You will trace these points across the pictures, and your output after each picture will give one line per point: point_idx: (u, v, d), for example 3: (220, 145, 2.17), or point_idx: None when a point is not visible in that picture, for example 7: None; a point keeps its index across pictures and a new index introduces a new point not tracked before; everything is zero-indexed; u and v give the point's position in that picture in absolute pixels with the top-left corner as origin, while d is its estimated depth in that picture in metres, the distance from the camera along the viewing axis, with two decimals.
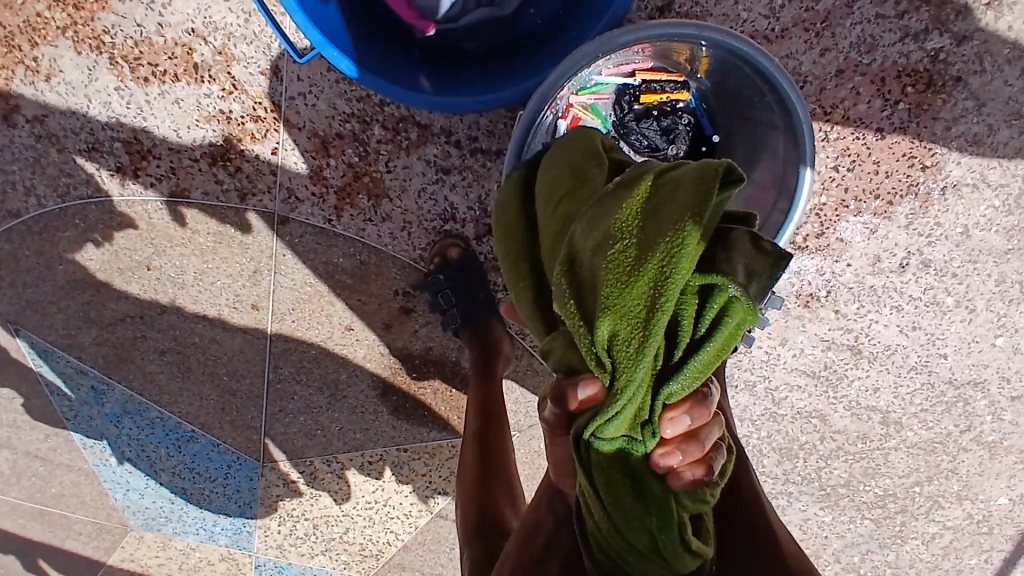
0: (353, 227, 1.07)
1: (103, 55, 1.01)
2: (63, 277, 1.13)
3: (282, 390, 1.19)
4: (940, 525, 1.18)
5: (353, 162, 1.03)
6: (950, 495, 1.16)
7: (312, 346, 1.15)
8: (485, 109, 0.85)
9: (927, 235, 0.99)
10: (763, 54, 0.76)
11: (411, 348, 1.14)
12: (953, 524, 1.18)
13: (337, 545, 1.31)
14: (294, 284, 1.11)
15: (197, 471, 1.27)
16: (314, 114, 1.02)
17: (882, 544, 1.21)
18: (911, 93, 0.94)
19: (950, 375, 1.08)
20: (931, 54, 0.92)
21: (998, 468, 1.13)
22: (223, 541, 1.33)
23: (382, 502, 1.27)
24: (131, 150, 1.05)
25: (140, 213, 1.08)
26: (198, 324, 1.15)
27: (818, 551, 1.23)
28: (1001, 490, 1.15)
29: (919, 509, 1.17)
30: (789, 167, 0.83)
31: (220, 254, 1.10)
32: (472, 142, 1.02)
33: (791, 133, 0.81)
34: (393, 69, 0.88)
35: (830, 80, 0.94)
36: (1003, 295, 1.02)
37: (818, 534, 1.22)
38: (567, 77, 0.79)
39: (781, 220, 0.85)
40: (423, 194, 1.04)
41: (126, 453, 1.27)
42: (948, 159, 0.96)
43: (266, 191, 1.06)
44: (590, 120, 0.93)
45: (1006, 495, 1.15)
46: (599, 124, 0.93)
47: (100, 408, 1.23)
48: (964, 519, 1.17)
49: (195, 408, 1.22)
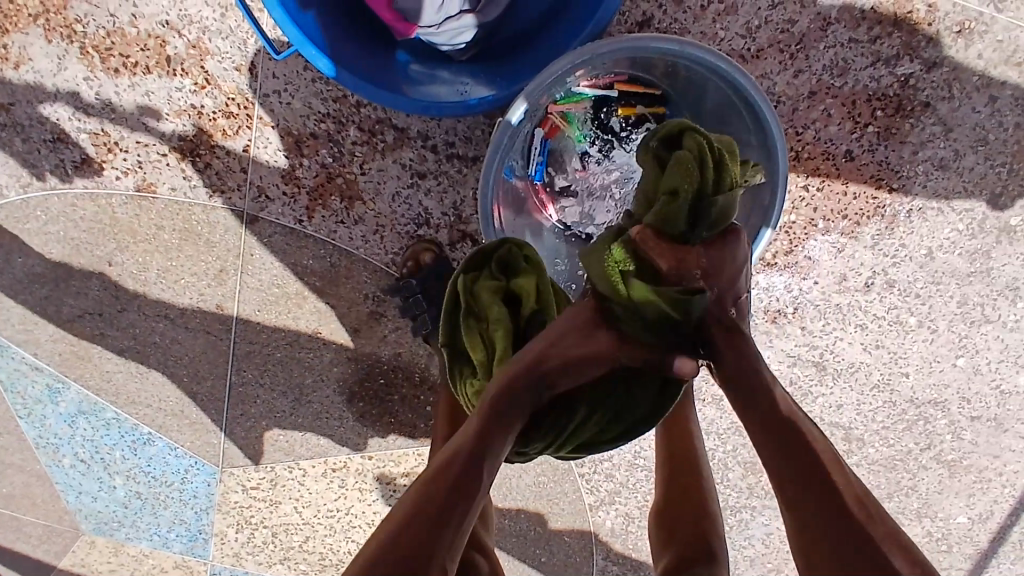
0: (324, 229, 1.05)
1: (73, 44, 0.98)
2: (21, 270, 1.09)
3: (245, 393, 1.16)
4: None
5: (326, 163, 1.02)
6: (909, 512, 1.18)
7: (278, 349, 1.13)
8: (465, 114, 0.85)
9: (892, 256, 1.01)
10: (741, 72, 0.77)
11: (380, 353, 1.13)
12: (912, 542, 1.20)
13: (297, 554, 1.28)
14: (261, 285, 1.08)
15: (154, 475, 1.24)
16: (289, 112, 1.00)
17: None
18: (881, 117, 0.96)
19: (912, 394, 1.10)
20: (901, 79, 0.95)
21: (957, 487, 1.15)
22: (177, 549, 1.29)
23: (344, 510, 1.24)
24: (97, 142, 1.02)
25: (104, 206, 1.05)
26: (161, 323, 1.12)
27: (780, 567, 1.23)
28: (959, 509, 1.17)
29: None
30: (763, 184, 0.85)
31: (186, 251, 1.07)
32: (449, 147, 1.01)
33: (765, 151, 0.82)
34: (371, 70, 0.87)
35: (803, 101, 0.96)
36: (965, 317, 1.05)
37: (780, 550, 1.22)
38: (549, 85, 0.79)
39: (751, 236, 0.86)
40: (397, 198, 1.03)
41: (80, 455, 1.22)
42: (915, 183, 0.99)
43: (236, 189, 1.04)
44: (567, 132, 0.92)
45: (964, 514, 1.17)
46: (576, 137, 0.92)
47: (54, 407, 1.18)
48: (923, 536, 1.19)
49: (154, 410, 1.19)
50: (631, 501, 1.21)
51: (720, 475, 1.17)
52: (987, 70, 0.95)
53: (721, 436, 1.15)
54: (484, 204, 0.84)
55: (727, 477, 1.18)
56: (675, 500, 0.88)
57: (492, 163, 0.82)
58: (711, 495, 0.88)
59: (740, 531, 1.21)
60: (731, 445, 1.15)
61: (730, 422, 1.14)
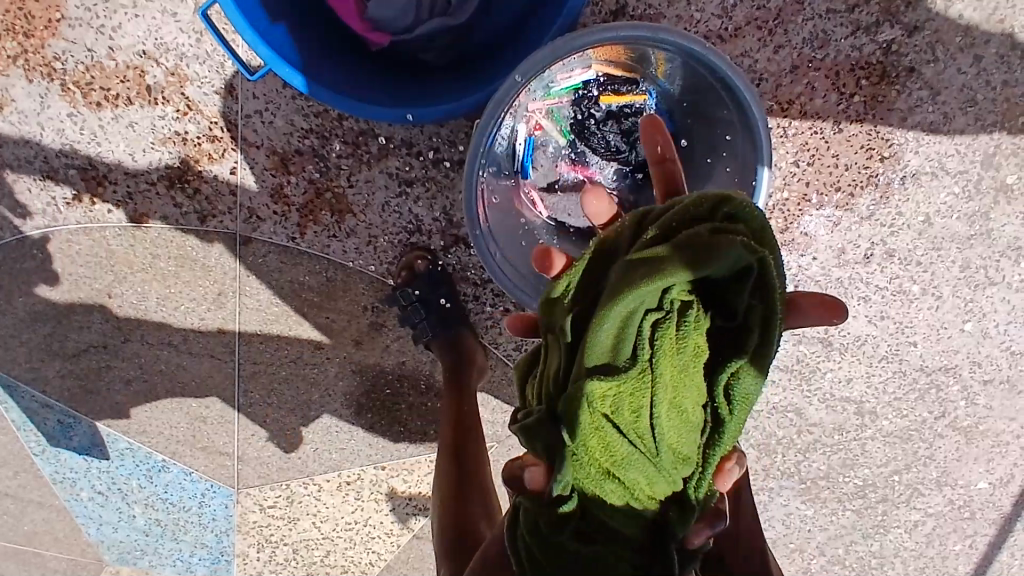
0: (317, 244, 1.05)
1: (55, 83, 0.99)
2: (23, 309, 1.10)
3: (254, 413, 1.17)
4: (921, 512, 1.19)
5: (314, 179, 1.02)
6: (929, 482, 1.17)
7: (282, 367, 1.13)
8: (444, 119, 0.85)
9: (890, 225, 1.00)
10: (714, 53, 0.76)
11: (384, 364, 1.12)
12: (934, 511, 1.19)
13: (319, 569, 1.29)
14: (260, 305, 1.09)
15: (171, 502, 1.25)
16: (272, 131, 1.00)
17: (865, 535, 1.22)
18: (866, 86, 0.95)
19: (921, 362, 1.09)
20: (884, 46, 0.93)
21: (975, 453, 1.14)
22: (201, 572, 1.30)
23: (362, 522, 1.25)
24: (86, 176, 1.02)
25: (99, 240, 1.06)
26: (165, 350, 1.13)
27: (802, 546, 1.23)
28: (980, 475, 1.15)
29: (899, 497, 1.18)
30: (747, 167, 0.84)
31: (183, 278, 1.08)
32: (434, 152, 1.01)
33: (748, 133, 0.81)
34: (345, 85, 0.87)
35: (786, 77, 0.95)
36: (968, 281, 1.03)
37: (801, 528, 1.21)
38: (523, 82, 0.78)
39: None
40: (387, 207, 1.03)
41: (97, 487, 1.24)
42: (906, 150, 0.97)
43: (227, 212, 1.04)
44: (551, 127, 0.93)
45: (985, 479, 1.16)
46: (560, 131, 0.93)
47: (68, 442, 1.20)
48: (944, 505, 1.18)
49: (166, 437, 1.19)
50: None
51: None
52: (970, 29, 0.93)
53: None
54: (467, 203, 0.82)
55: None
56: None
57: (473, 162, 0.80)
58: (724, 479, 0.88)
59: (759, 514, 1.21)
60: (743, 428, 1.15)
61: None
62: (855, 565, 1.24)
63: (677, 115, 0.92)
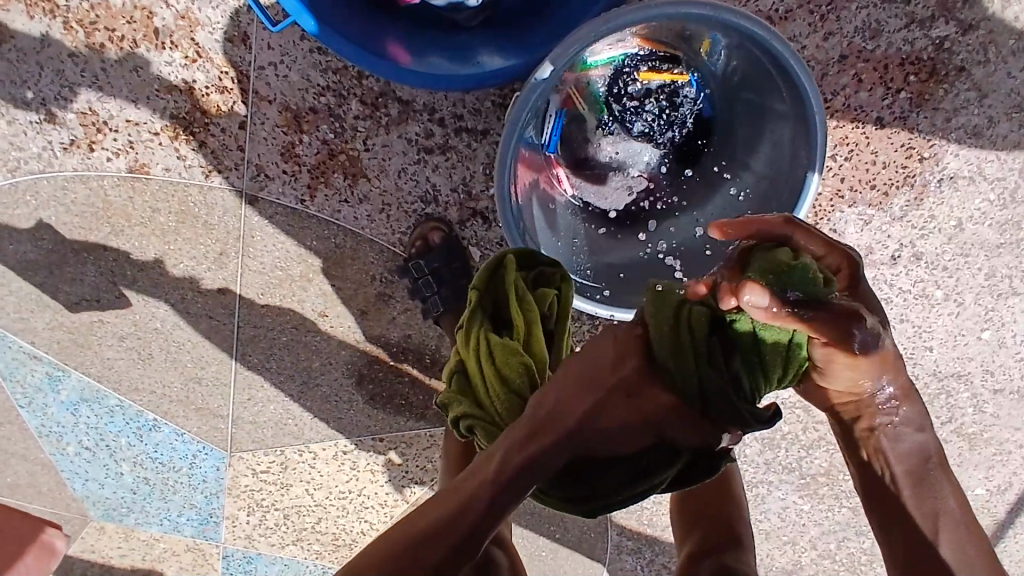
0: (327, 208, 1.01)
1: (55, 19, 0.92)
2: (13, 257, 1.04)
3: (251, 377, 1.13)
4: None
5: (328, 139, 0.97)
6: None
7: (283, 332, 1.09)
8: (475, 87, 0.81)
9: (921, 228, 0.98)
10: (780, 41, 0.71)
11: (389, 336, 1.09)
12: None
13: (309, 535, 1.27)
14: (263, 268, 1.04)
15: (161, 461, 1.22)
16: (286, 86, 0.95)
17: (858, 531, 1.22)
18: (914, 82, 0.91)
19: (935, 367, 1.07)
20: (936, 42, 0.89)
21: (976, 459, 1.14)
22: (189, 532, 1.29)
23: (356, 492, 1.23)
24: (85, 122, 0.96)
25: (96, 189, 1.00)
26: (160, 308, 1.08)
27: (796, 539, 1.23)
28: (978, 481, 1.16)
29: None
30: (792, 160, 0.80)
31: (183, 234, 1.03)
32: (457, 120, 0.96)
33: (801, 123, 0.77)
34: (325, 15, 0.79)
35: (832, 66, 0.90)
36: (992, 289, 1.02)
37: (796, 522, 1.21)
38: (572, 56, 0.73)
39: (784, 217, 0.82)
40: (403, 174, 0.98)
41: (84, 442, 1.21)
42: (947, 153, 0.94)
43: (233, 168, 0.99)
44: (585, 103, 0.88)
45: (983, 486, 1.16)
46: (594, 107, 0.88)
47: (55, 396, 1.16)
48: None
49: (159, 397, 1.16)
50: None
51: (736, 450, 1.16)
52: None
53: None
54: (500, 173, 0.77)
55: (744, 452, 1.16)
56: None
57: (512, 133, 0.75)
58: (735, 475, 0.88)
59: (756, 505, 1.21)
60: None
61: None
62: (844, 560, 1.25)
63: (719, 96, 0.88)
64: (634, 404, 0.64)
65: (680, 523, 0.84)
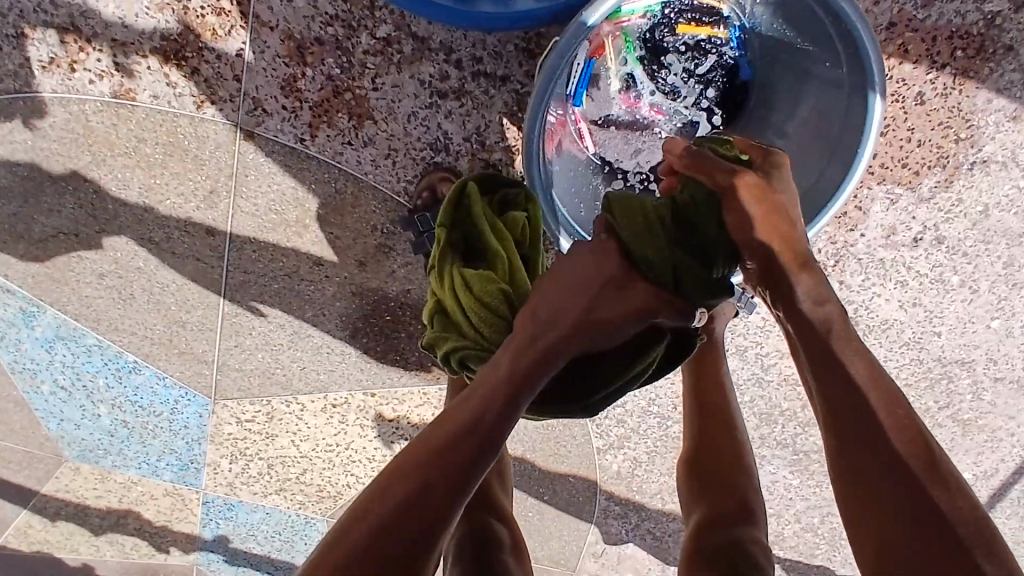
0: (329, 150, 0.94)
1: None
2: None
3: (239, 324, 1.08)
4: None
5: (333, 74, 0.90)
6: None
7: (275, 279, 1.04)
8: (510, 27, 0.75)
9: (947, 211, 0.95)
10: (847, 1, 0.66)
11: (387, 289, 1.04)
12: None
13: (293, 485, 1.25)
14: (256, 210, 0.98)
15: (141, 405, 1.17)
16: (290, 12, 0.87)
17: None
18: (960, 57, 0.86)
19: (940, 353, 1.06)
20: (989, 16, 0.84)
21: (967, 444, 1.15)
22: (168, 476, 1.25)
23: (344, 445, 1.20)
24: (66, 38, 0.87)
25: (76, 114, 0.92)
26: (145, 246, 1.02)
27: (781, 512, 1.24)
28: (966, 465, 1.17)
29: None
30: (845, 130, 0.77)
31: (170, 169, 0.96)
32: (475, 62, 0.89)
33: (857, 89, 0.74)
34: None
35: (880, 34, 0.85)
36: (1008, 279, 1.00)
37: (783, 496, 1.22)
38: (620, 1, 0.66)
39: (830, 189, 0.79)
40: (413, 118, 0.92)
41: (60, 381, 1.16)
42: (984, 135, 0.90)
43: (228, 100, 0.91)
44: (615, 54, 0.82)
45: (970, 470, 1.17)
46: (624, 60, 0.82)
47: (30, 332, 1.09)
48: None
49: (140, 339, 1.10)
50: (640, 445, 1.18)
51: None
52: None
53: (740, 387, 1.11)
54: (529, 128, 0.70)
55: None
56: (709, 432, 0.86)
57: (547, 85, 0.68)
58: (745, 440, 0.86)
59: None
60: (749, 397, 1.12)
61: (751, 373, 1.10)
62: (826, 534, 1.26)
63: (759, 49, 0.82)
64: (625, 297, 0.66)
65: (687, 493, 0.82)
